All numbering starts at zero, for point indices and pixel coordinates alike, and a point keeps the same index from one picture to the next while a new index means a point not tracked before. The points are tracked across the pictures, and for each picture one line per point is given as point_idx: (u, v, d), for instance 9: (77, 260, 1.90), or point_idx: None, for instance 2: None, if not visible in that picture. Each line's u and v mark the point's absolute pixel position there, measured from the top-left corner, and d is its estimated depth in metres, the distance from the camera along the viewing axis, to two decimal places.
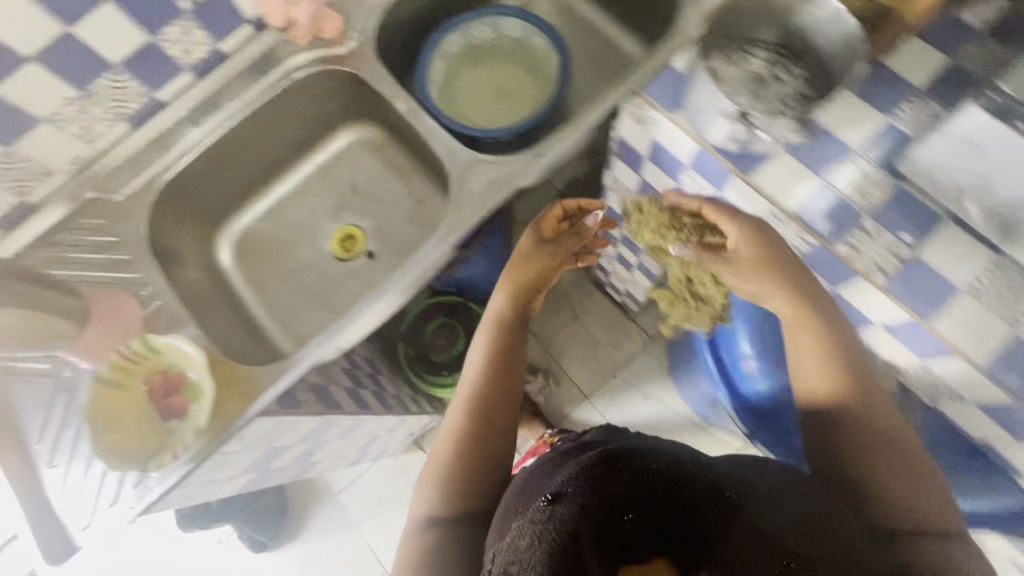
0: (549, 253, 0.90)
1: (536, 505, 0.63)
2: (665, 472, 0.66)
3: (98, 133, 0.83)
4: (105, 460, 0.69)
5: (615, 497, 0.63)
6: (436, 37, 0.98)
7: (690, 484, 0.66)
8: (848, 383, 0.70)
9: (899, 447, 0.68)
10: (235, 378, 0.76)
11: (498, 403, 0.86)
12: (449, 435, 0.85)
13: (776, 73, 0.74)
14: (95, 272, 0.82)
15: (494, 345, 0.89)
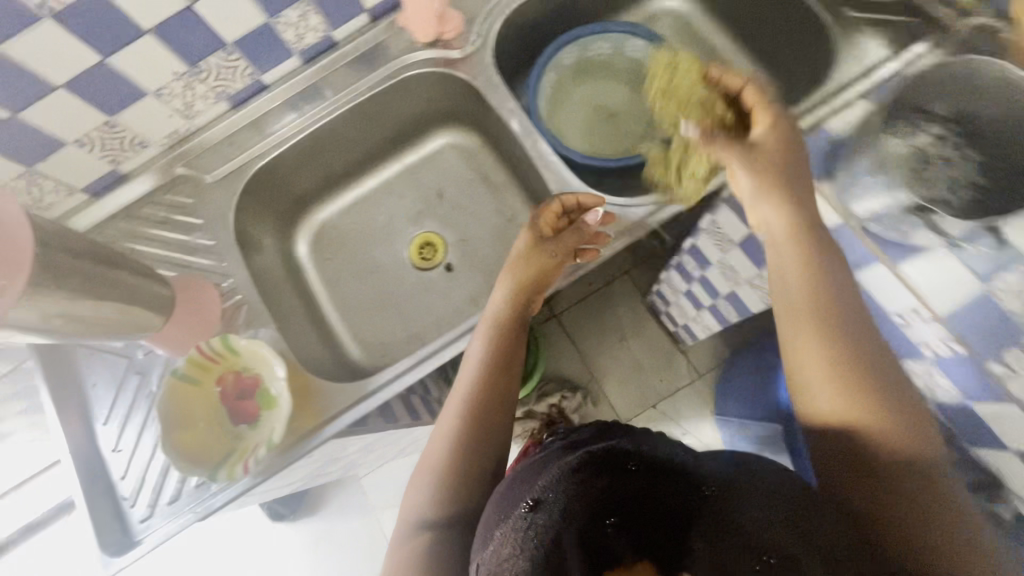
0: (548, 253, 0.77)
1: (515, 512, 0.49)
2: (646, 474, 0.49)
3: (198, 110, 0.79)
4: (173, 461, 0.66)
5: (603, 493, 0.48)
6: (555, 48, 0.91)
7: (665, 477, 0.50)
8: (860, 381, 0.54)
9: (925, 443, 0.53)
10: (311, 392, 0.73)
11: (496, 417, 0.70)
12: (436, 451, 0.69)
13: (946, 153, 0.64)
14: (177, 253, 0.80)
15: (497, 348, 0.73)
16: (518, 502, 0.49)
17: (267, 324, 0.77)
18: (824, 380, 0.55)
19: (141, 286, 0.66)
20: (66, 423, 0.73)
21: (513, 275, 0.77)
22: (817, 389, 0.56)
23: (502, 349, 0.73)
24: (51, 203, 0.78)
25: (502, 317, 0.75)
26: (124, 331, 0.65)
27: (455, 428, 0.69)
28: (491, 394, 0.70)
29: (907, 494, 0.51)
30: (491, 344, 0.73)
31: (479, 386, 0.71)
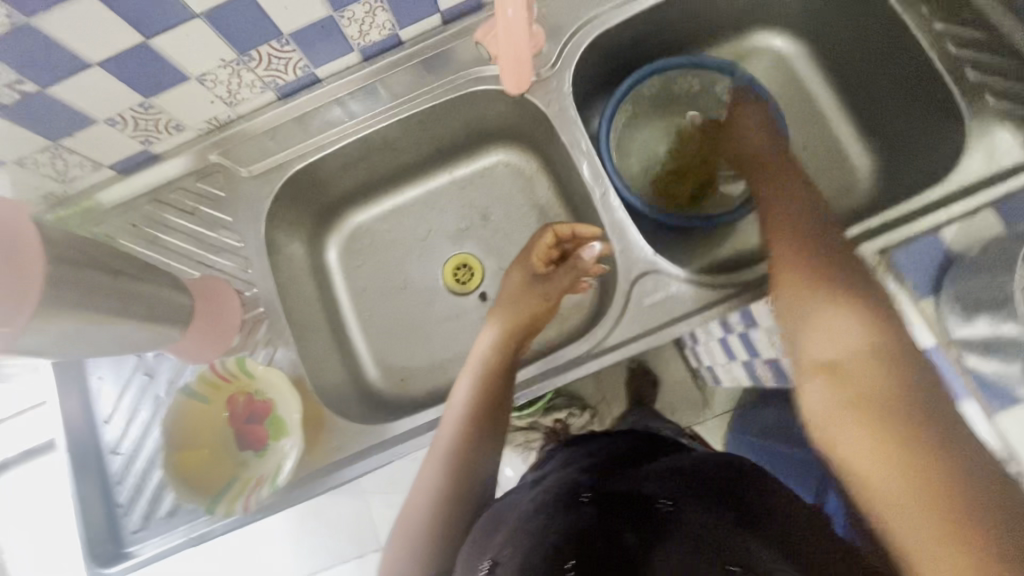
0: (541, 295, 0.73)
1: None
2: (597, 508, 0.53)
3: (241, 98, 0.72)
4: (174, 486, 0.62)
5: (564, 530, 0.50)
6: (640, 78, 0.81)
7: (616, 512, 0.52)
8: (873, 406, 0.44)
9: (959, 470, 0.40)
10: (323, 428, 0.68)
11: (482, 471, 0.62)
12: (415, 505, 0.61)
13: None
14: (203, 250, 0.74)
15: (485, 392, 0.65)
16: (480, 566, 0.51)
17: (286, 345, 0.71)
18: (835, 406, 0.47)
19: (159, 297, 0.61)
20: (66, 419, 0.69)
21: (507, 320, 0.72)
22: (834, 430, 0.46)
23: (485, 397, 0.65)
24: (75, 177, 0.72)
25: (493, 359, 0.69)
26: (134, 344, 0.60)
27: (433, 481, 0.61)
28: (478, 444, 0.62)
29: (929, 503, 0.39)
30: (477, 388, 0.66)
31: (465, 436, 0.63)
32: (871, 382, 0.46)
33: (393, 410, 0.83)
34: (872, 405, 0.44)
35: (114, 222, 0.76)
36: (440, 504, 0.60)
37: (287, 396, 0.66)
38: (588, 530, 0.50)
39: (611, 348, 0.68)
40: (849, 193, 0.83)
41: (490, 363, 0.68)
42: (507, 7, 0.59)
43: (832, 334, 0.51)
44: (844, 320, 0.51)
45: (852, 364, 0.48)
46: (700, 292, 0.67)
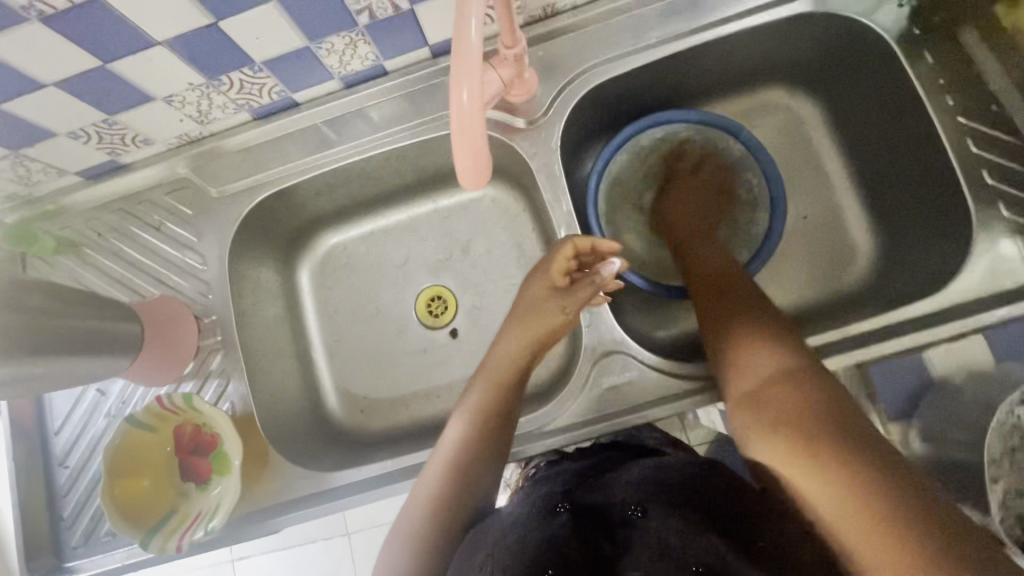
0: (558, 309, 0.66)
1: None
2: (573, 518, 0.48)
3: (213, 117, 0.69)
4: (111, 519, 0.61)
5: (540, 542, 0.45)
6: (636, 131, 0.77)
7: (591, 523, 0.48)
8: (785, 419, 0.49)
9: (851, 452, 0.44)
10: (268, 468, 0.67)
11: (487, 477, 0.58)
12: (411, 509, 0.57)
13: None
14: (166, 269, 0.73)
15: (497, 402, 0.63)
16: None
17: (239, 378, 0.70)
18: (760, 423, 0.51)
19: (104, 329, 0.60)
20: (17, 428, 0.69)
21: (521, 337, 0.67)
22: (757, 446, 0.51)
23: (498, 406, 0.63)
24: (40, 181, 0.70)
25: (506, 371, 0.66)
26: (84, 376, 0.60)
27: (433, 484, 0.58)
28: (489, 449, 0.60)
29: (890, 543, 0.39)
30: (489, 396, 0.64)
31: (468, 444, 0.60)
32: (782, 400, 0.51)
33: (348, 443, 0.82)
34: (815, 444, 0.46)
35: (78, 227, 0.74)
36: (434, 505, 0.56)
37: (226, 429, 0.64)
38: (563, 538, 0.46)
39: (562, 430, 0.67)
40: (847, 274, 0.78)
41: (506, 371, 0.66)
42: (462, 90, 0.41)
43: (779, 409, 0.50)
44: (788, 394, 0.51)
45: (798, 420, 0.48)
46: (663, 380, 0.67)
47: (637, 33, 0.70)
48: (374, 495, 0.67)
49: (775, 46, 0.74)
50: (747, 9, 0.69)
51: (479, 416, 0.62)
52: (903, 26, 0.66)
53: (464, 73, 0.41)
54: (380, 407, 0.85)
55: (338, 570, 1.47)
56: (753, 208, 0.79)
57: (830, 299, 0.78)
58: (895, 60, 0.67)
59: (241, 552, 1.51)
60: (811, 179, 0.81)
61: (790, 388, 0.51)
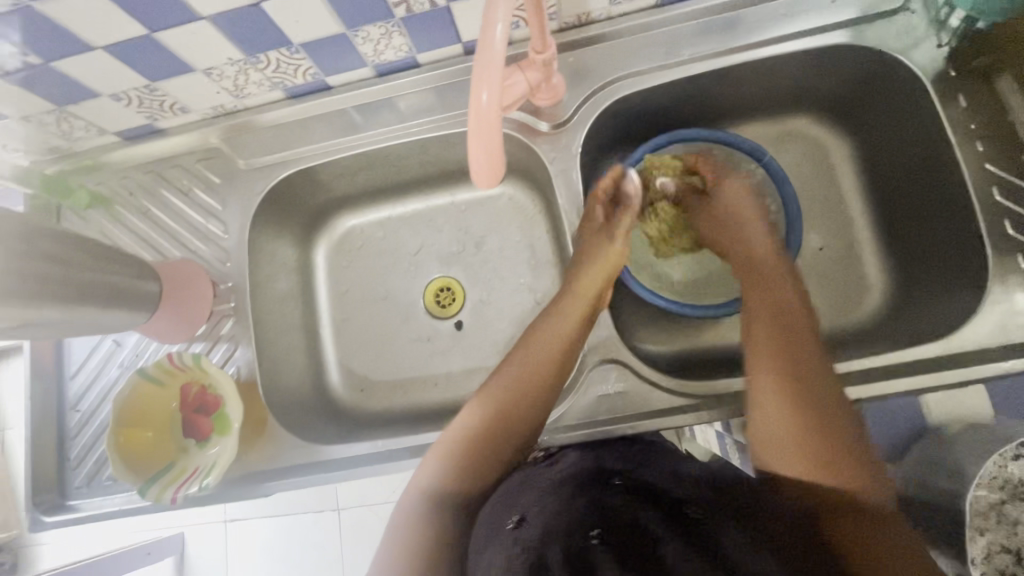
0: (611, 241, 0.72)
1: (503, 531, 0.54)
2: (624, 497, 0.56)
3: (249, 93, 0.72)
4: (113, 464, 0.64)
5: (591, 511, 0.54)
6: (656, 146, 0.76)
7: (640, 501, 0.56)
8: (816, 438, 0.54)
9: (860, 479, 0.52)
10: (265, 434, 0.70)
11: (530, 412, 0.64)
12: (450, 438, 0.62)
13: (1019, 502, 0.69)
14: (189, 233, 0.76)
15: (550, 347, 0.67)
16: (505, 521, 0.56)
17: (246, 344, 0.73)
18: (793, 433, 0.54)
19: (126, 285, 0.63)
20: (35, 367, 0.73)
21: (591, 279, 0.70)
22: (785, 455, 0.54)
23: (549, 351, 0.67)
24: (80, 138, 0.74)
25: (565, 334, 0.67)
26: (103, 326, 0.63)
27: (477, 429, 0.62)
28: (535, 390, 0.64)
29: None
30: (543, 340, 0.67)
31: (519, 403, 0.64)
32: (814, 414, 0.55)
33: (344, 420, 0.84)
34: (838, 466, 0.53)
35: (112, 184, 0.77)
36: (476, 455, 0.61)
37: (230, 393, 0.67)
38: (613, 513, 0.54)
39: (555, 433, 0.68)
40: (857, 310, 0.77)
41: (562, 319, 0.68)
42: (481, 92, 0.42)
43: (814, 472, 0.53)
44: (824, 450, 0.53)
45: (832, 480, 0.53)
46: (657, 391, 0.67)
47: (669, 48, 0.70)
48: (363, 473, 0.69)
49: (808, 74, 0.73)
50: (782, 35, 0.69)
51: (532, 361, 0.66)
52: (939, 66, 0.66)
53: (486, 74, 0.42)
54: (379, 390, 0.87)
55: (325, 542, 1.51)
56: None
57: (836, 332, 0.77)
58: (928, 100, 0.66)
59: (235, 513, 1.56)
60: (832, 209, 0.81)
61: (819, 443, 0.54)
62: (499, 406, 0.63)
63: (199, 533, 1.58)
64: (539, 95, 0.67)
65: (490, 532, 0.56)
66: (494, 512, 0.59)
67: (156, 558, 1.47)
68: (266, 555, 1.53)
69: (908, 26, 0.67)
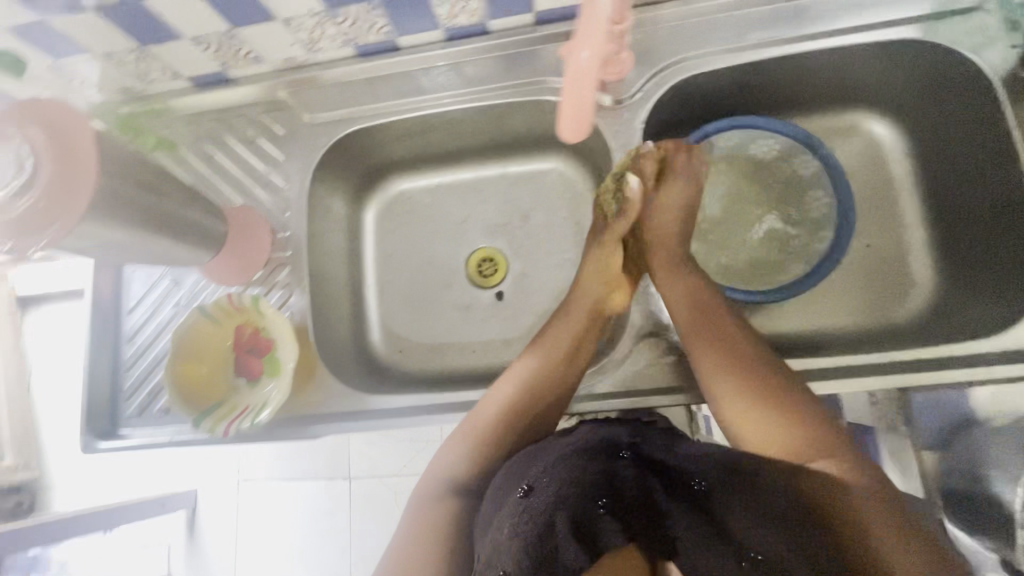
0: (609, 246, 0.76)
1: (513, 498, 0.57)
2: (634, 468, 0.59)
3: (321, 47, 0.73)
4: (171, 394, 0.67)
5: (598, 483, 0.57)
6: (715, 130, 0.77)
7: (653, 473, 0.58)
8: (766, 415, 0.62)
9: (819, 445, 0.60)
10: (314, 379, 0.72)
11: (543, 409, 0.69)
12: (471, 429, 0.69)
13: None
14: (251, 181, 0.78)
15: (560, 352, 0.72)
16: (516, 488, 0.59)
17: (301, 292, 0.75)
18: (746, 412, 0.63)
19: (197, 222, 0.65)
20: (96, 299, 0.75)
21: (594, 286, 0.75)
22: (748, 429, 0.63)
23: (560, 357, 0.71)
24: (154, 80, 0.76)
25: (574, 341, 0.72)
26: (170, 258, 0.65)
27: (497, 419, 0.69)
28: (547, 390, 0.70)
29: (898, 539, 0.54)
30: (550, 348, 0.72)
31: (537, 395, 0.70)
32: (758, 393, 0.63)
33: (382, 377, 0.86)
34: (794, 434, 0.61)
35: (178, 129, 0.79)
36: (493, 446, 0.68)
37: (286, 335, 0.69)
38: (625, 482, 0.57)
39: (594, 399, 0.71)
40: (904, 307, 0.77)
41: (569, 327, 0.73)
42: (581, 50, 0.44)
43: (767, 429, 0.62)
44: (774, 408, 0.62)
45: (785, 431, 0.61)
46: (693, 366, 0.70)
47: (738, 32, 0.71)
48: (408, 422, 0.71)
49: (873, 68, 0.74)
50: (851, 27, 0.69)
51: (543, 363, 0.71)
52: (1010, 67, 0.66)
53: (588, 32, 0.45)
54: (418, 353, 0.89)
55: (335, 509, 1.54)
56: (816, 227, 0.79)
57: (879, 328, 0.77)
58: (996, 100, 0.67)
59: (248, 474, 1.59)
60: (886, 205, 0.80)
61: (766, 401, 0.63)
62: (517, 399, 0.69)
63: (213, 491, 1.60)
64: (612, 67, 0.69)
65: (500, 502, 0.59)
66: (503, 480, 0.62)
67: (171, 509, 1.51)
68: (276, 517, 1.56)
69: (980, 26, 0.67)
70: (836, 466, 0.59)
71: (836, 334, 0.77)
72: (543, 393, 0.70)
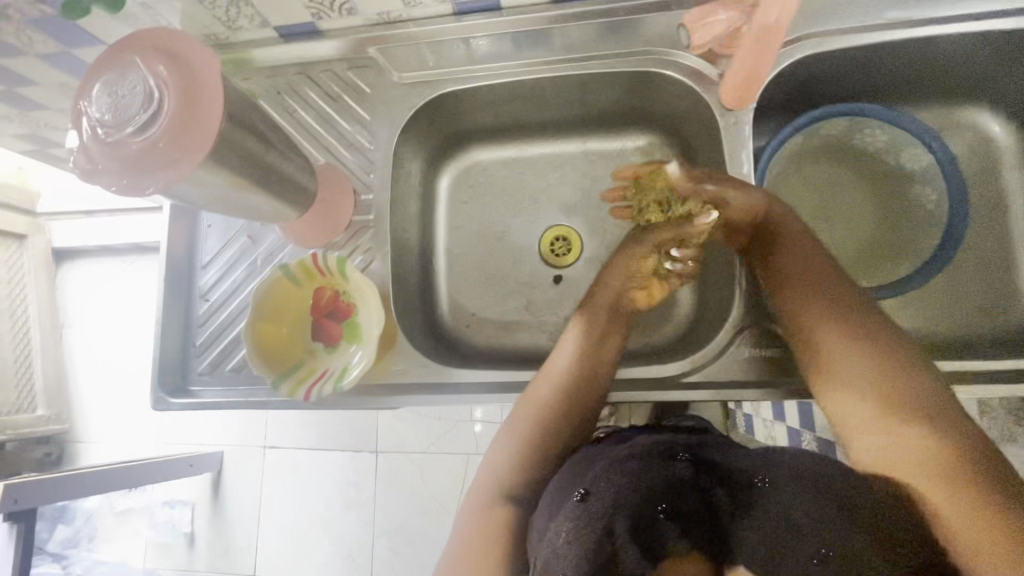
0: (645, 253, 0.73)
1: (569, 503, 0.52)
2: (692, 470, 0.53)
3: (420, 2, 0.69)
4: (251, 353, 0.64)
5: (655, 484, 0.51)
6: (831, 113, 0.73)
7: (714, 475, 0.53)
8: (872, 387, 0.54)
9: (929, 431, 0.50)
10: (393, 348, 0.70)
11: (580, 407, 0.66)
12: (510, 434, 0.65)
13: None
14: (335, 140, 0.75)
15: (590, 347, 0.68)
16: (572, 493, 0.54)
17: (382, 259, 0.72)
18: (849, 377, 0.56)
19: (295, 177, 0.63)
20: (171, 252, 0.73)
21: (612, 285, 0.72)
22: (846, 400, 0.55)
23: (591, 353, 0.68)
24: (240, 27, 0.72)
25: (607, 336, 0.69)
26: (258, 212, 0.62)
27: (532, 434, 0.64)
28: (583, 386, 0.66)
29: (989, 526, 0.45)
30: (582, 345, 0.68)
31: (565, 403, 0.65)
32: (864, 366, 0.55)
33: (451, 350, 0.82)
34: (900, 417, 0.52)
35: (260, 81, 0.76)
36: (534, 448, 0.64)
37: (371, 299, 0.67)
38: (684, 485, 0.52)
39: (679, 387, 0.68)
40: (1007, 314, 0.73)
41: (599, 321, 0.70)
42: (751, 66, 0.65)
43: (857, 375, 0.55)
44: (878, 373, 0.54)
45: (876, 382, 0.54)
46: (783, 364, 0.67)
47: (867, 12, 0.66)
48: (488, 399, 0.69)
49: (1004, 59, 0.69)
50: (992, 12, 0.65)
51: (576, 361, 0.67)
52: None
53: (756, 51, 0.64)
54: (484, 330, 0.85)
55: (360, 482, 1.53)
56: (918, 224, 0.76)
57: (976, 335, 0.74)
58: None
59: (275, 441, 1.59)
60: (994, 208, 0.76)
61: (873, 359, 0.55)
62: (542, 414, 0.65)
63: (240, 455, 1.60)
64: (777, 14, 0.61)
65: (552, 510, 0.54)
66: (558, 486, 0.57)
67: (199, 471, 1.50)
68: (302, 486, 1.55)
69: None
70: (932, 435, 0.50)
71: (935, 337, 0.74)
72: (577, 391, 0.66)
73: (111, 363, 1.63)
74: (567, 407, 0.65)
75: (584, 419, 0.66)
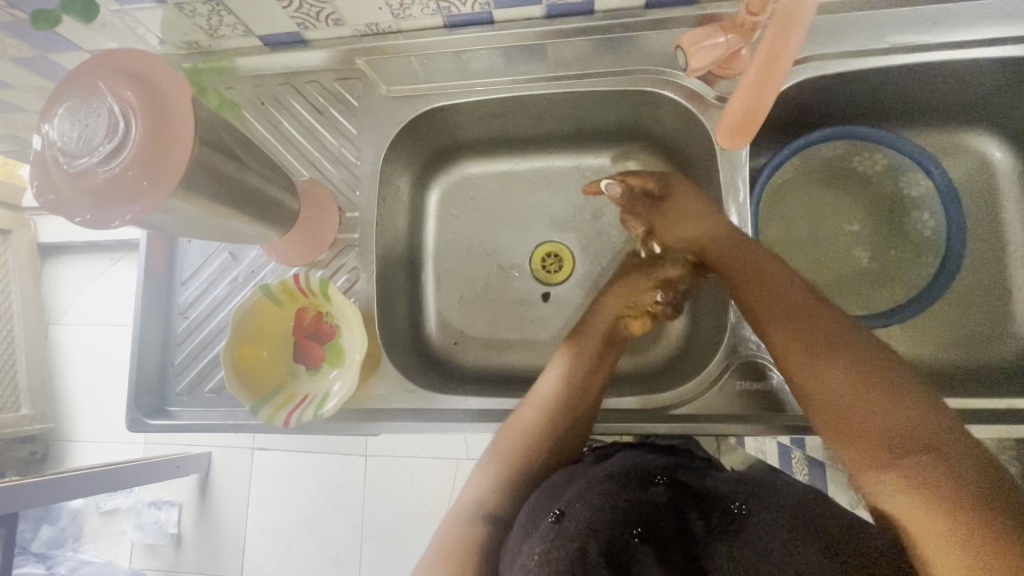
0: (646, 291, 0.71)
1: (543, 524, 0.50)
2: (668, 494, 0.55)
3: (410, 14, 0.67)
4: (228, 373, 0.62)
5: (630, 506, 0.52)
6: (822, 138, 0.71)
7: (687, 500, 0.54)
8: (851, 411, 0.46)
9: (921, 460, 0.41)
10: (376, 371, 0.69)
11: (563, 435, 0.63)
12: (489, 459, 0.64)
13: None
14: (321, 155, 0.73)
15: (577, 374, 0.66)
16: (546, 513, 0.51)
17: (368, 278, 0.70)
18: (823, 402, 0.48)
19: (277, 198, 0.61)
20: (148, 270, 0.71)
21: (600, 311, 0.71)
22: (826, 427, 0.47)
23: (578, 381, 0.65)
24: (222, 36, 0.69)
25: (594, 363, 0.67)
26: (240, 235, 0.60)
27: (511, 460, 0.62)
28: (567, 415, 0.64)
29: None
30: (568, 373, 0.65)
31: (548, 429, 0.63)
32: (838, 387, 0.47)
33: (438, 369, 0.80)
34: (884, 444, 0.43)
35: (243, 91, 0.73)
36: (512, 471, 0.62)
37: (351, 321, 0.65)
38: (660, 509, 0.53)
39: (668, 417, 0.67)
40: (1003, 344, 0.72)
41: (586, 349, 0.68)
42: (764, 98, 0.61)
43: (840, 403, 0.46)
44: (854, 393, 0.46)
45: (862, 410, 0.45)
46: (770, 399, 0.65)
47: (871, 35, 0.64)
48: (474, 424, 0.67)
49: (1007, 87, 0.67)
50: (1001, 37, 0.63)
51: (563, 389, 0.65)
52: None
53: (767, 82, 0.59)
54: (472, 349, 0.83)
55: (349, 485, 1.51)
56: (916, 250, 0.74)
57: (971, 363, 0.72)
58: None
59: (264, 442, 1.57)
60: (993, 236, 0.75)
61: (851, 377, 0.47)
62: (522, 441, 0.63)
63: (227, 456, 1.58)
64: (790, 41, 0.56)
65: (526, 530, 0.51)
66: (534, 507, 0.54)
67: (185, 473, 1.48)
68: (290, 488, 1.53)
69: None
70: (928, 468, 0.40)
71: (929, 366, 0.73)
72: (561, 420, 0.63)
73: (96, 361, 1.59)
74: (553, 433, 0.63)
75: (566, 447, 0.64)
